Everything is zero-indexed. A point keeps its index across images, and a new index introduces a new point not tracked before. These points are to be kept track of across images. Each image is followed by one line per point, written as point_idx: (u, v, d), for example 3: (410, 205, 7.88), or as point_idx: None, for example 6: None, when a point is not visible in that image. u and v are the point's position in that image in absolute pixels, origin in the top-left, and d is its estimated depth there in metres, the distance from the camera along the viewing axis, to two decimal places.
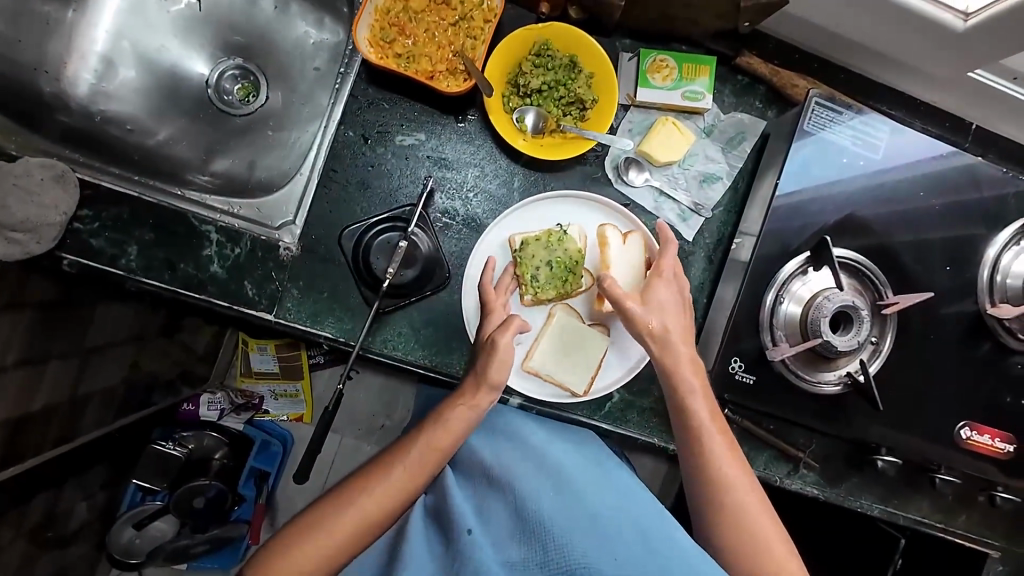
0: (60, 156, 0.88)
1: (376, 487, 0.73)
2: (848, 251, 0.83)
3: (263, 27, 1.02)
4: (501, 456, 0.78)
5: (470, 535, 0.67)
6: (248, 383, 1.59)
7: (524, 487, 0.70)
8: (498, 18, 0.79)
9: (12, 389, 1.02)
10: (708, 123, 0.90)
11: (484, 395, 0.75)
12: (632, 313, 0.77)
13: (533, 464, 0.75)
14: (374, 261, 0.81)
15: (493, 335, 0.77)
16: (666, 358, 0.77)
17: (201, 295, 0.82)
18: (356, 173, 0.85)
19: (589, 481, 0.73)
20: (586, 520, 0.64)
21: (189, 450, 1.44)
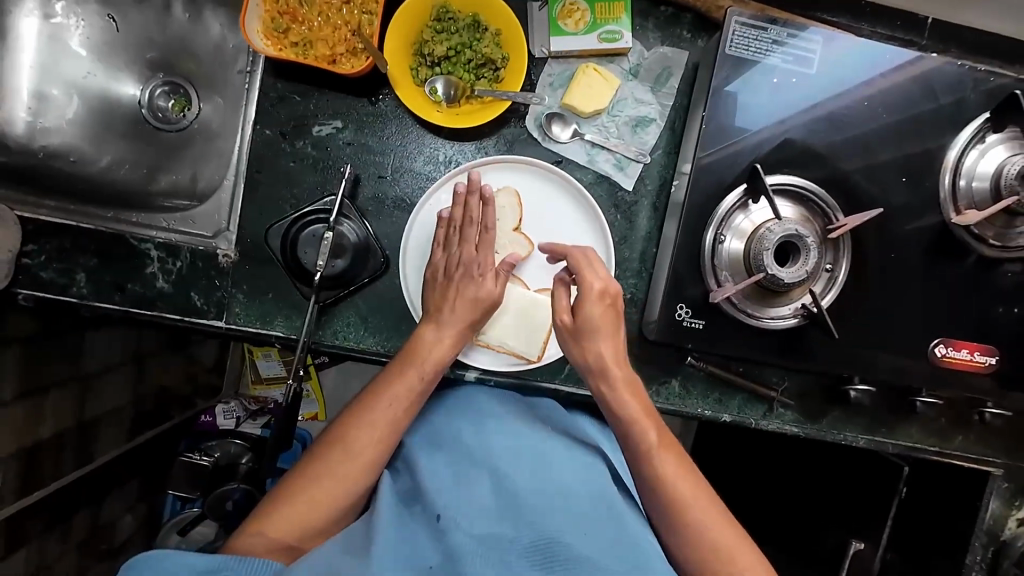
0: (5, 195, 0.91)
1: (363, 431, 0.72)
2: (791, 177, 0.78)
3: (180, 37, 1.02)
4: (481, 436, 0.78)
5: (439, 520, 0.68)
6: (261, 390, 1.78)
7: (501, 475, 0.73)
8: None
9: (15, 420, 1.10)
10: (633, 63, 0.85)
11: (449, 320, 0.77)
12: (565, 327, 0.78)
13: (509, 442, 0.77)
14: (302, 255, 0.80)
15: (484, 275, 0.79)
16: (620, 412, 0.75)
17: (152, 312, 0.84)
18: (280, 171, 0.84)
19: (561, 458, 0.77)
20: (561, 508, 0.70)
21: (215, 458, 1.51)
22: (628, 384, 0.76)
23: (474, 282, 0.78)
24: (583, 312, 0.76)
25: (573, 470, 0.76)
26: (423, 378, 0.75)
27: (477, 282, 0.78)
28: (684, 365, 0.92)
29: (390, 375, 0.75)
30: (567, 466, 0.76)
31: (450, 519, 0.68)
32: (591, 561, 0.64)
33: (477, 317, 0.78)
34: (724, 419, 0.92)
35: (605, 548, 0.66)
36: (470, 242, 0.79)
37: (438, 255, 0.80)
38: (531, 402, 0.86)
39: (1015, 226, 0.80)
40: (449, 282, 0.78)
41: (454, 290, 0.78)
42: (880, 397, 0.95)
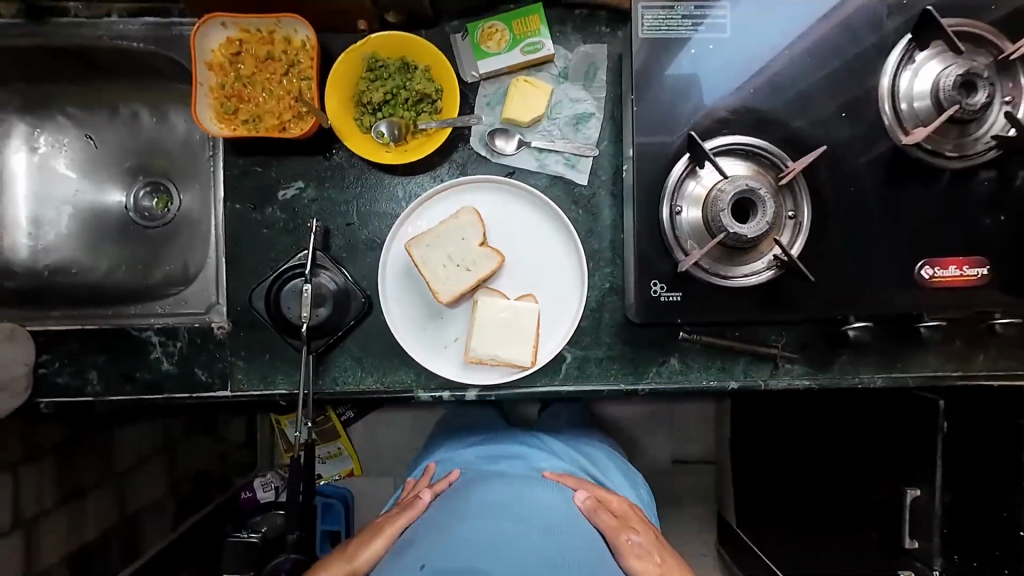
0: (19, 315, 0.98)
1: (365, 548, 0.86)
2: (733, 136, 0.79)
3: (151, 139, 1.09)
4: (470, 487, 0.87)
5: (422, 568, 0.73)
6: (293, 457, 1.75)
7: (476, 514, 0.79)
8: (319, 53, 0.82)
9: (60, 527, 1.14)
10: (561, 67, 0.89)
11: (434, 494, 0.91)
12: (593, 512, 0.87)
13: (483, 488, 0.85)
14: (287, 310, 0.84)
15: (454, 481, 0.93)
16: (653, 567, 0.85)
17: (163, 394, 0.89)
18: (257, 239, 0.89)
19: (533, 493, 0.86)
20: (535, 544, 0.75)
21: (262, 533, 1.50)
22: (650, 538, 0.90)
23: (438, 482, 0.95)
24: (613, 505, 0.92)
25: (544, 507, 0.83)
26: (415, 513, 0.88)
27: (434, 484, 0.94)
28: (678, 341, 0.91)
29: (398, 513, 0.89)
30: (538, 507, 0.83)
31: (431, 566, 0.72)
32: None
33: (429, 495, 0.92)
34: (731, 386, 0.91)
35: None
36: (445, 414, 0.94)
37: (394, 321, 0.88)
38: (521, 454, 0.97)
39: (970, 134, 0.79)
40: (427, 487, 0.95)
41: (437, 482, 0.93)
42: (887, 332, 0.93)
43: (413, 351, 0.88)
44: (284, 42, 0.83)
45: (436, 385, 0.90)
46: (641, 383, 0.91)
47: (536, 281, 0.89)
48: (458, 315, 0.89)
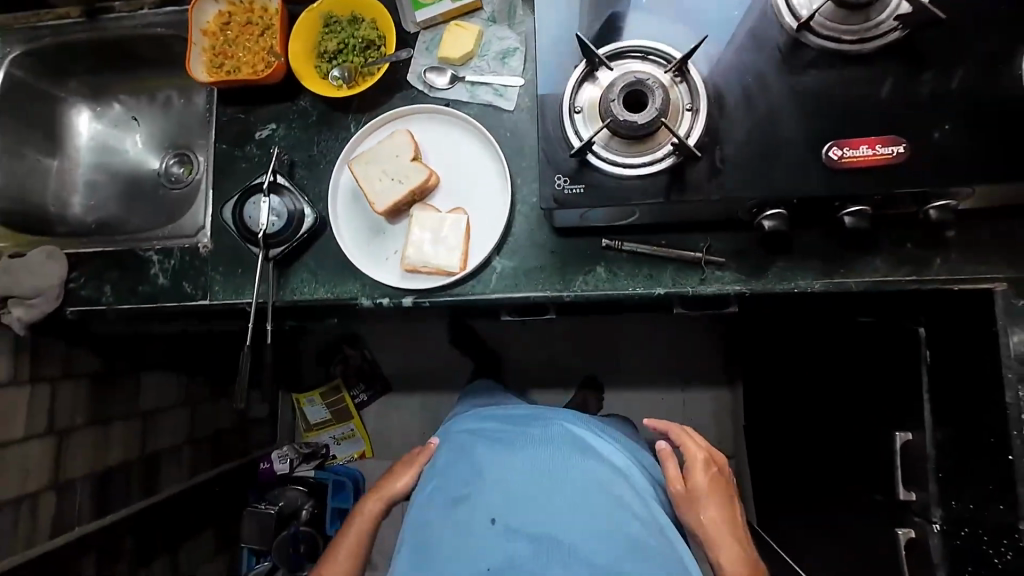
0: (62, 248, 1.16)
1: (373, 501, 1.09)
2: (627, 41, 0.85)
3: (181, 118, 1.34)
4: (518, 446, 0.96)
5: (494, 524, 0.86)
6: (313, 436, 2.07)
7: (529, 481, 0.90)
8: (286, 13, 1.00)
9: (89, 445, 1.32)
10: (489, 13, 1.01)
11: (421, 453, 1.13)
12: (670, 465, 1.04)
13: (540, 452, 0.95)
14: (250, 221, 0.97)
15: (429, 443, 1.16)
16: (704, 518, 1.01)
17: (158, 303, 1.05)
18: (237, 173, 1.06)
19: (575, 462, 0.94)
20: (585, 506, 0.88)
21: (279, 506, 1.78)
22: (716, 482, 1.05)
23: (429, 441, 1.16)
24: (689, 452, 1.07)
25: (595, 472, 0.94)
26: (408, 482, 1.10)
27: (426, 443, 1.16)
28: (603, 250, 0.95)
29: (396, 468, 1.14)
30: (590, 468, 0.94)
31: (504, 524, 0.86)
32: (602, 562, 0.83)
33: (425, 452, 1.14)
34: (658, 293, 0.93)
35: (612, 548, 0.85)
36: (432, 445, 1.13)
37: (343, 237, 0.99)
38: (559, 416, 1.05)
39: (868, 19, 0.80)
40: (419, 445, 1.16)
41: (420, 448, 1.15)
42: (824, 237, 0.91)
43: (358, 262, 0.99)
44: (261, 10, 1.03)
45: (377, 294, 0.99)
46: (568, 290, 0.95)
47: (467, 195, 0.98)
48: (399, 229, 0.99)
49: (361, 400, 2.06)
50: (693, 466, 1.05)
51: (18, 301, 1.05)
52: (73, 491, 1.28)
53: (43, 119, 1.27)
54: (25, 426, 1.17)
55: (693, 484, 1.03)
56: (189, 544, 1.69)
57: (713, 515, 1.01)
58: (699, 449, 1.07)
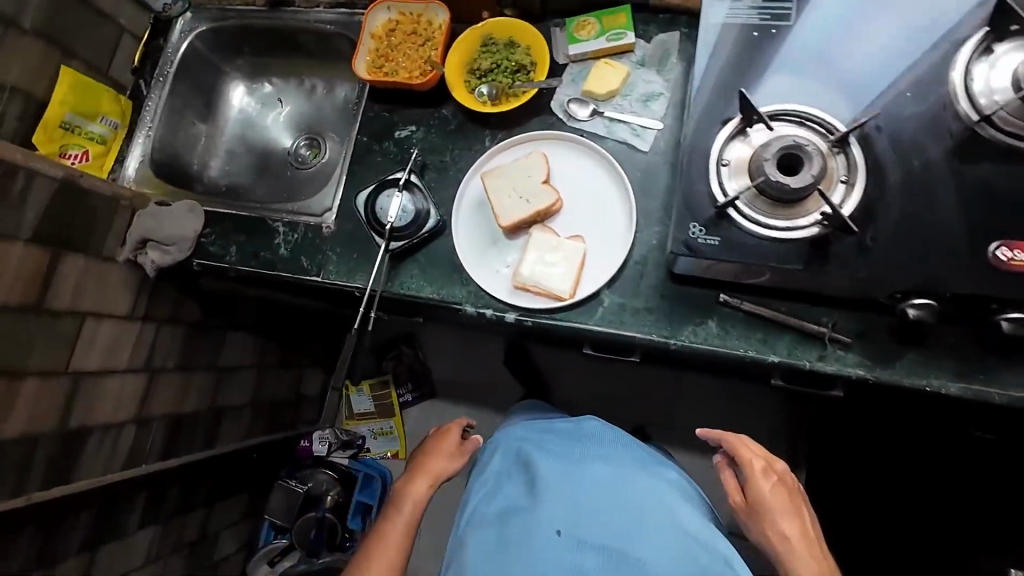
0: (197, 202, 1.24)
1: (409, 499, 1.04)
2: (787, 103, 0.84)
3: (318, 107, 1.43)
4: (576, 459, 0.91)
5: (560, 534, 0.79)
6: (353, 424, 2.06)
7: (596, 497, 0.84)
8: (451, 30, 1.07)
9: (171, 389, 1.39)
10: (639, 56, 1.04)
11: (449, 439, 1.11)
12: (727, 475, 1.02)
13: (598, 465, 0.90)
14: (380, 213, 1.03)
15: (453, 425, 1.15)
16: (779, 533, 0.92)
17: (275, 271, 1.12)
18: (371, 165, 1.13)
19: (638, 481, 0.89)
20: (654, 527, 0.81)
21: (307, 487, 1.81)
22: (777, 482, 0.96)
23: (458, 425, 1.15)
24: (745, 457, 0.98)
25: (655, 490, 0.89)
26: (440, 470, 1.07)
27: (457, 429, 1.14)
28: (718, 305, 0.92)
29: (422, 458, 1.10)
30: (651, 488, 0.88)
31: (569, 537, 0.79)
32: None
33: (462, 445, 1.11)
34: (769, 361, 0.89)
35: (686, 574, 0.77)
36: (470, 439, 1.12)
37: (461, 245, 1.03)
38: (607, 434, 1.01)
39: None
40: (445, 429, 1.14)
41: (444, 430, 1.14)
42: (965, 337, 0.85)
43: (470, 270, 1.02)
44: (427, 23, 1.11)
45: (481, 303, 1.01)
46: (674, 338, 0.93)
47: (586, 225, 0.99)
48: (513, 247, 1.01)
49: (407, 399, 2.05)
50: (750, 480, 0.97)
51: (155, 245, 1.15)
52: (150, 429, 1.35)
53: (205, 88, 1.40)
54: (128, 360, 1.24)
55: (756, 496, 0.95)
56: (226, 505, 1.73)
57: (785, 528, 0.92)
58: (752, 453, 0.98)
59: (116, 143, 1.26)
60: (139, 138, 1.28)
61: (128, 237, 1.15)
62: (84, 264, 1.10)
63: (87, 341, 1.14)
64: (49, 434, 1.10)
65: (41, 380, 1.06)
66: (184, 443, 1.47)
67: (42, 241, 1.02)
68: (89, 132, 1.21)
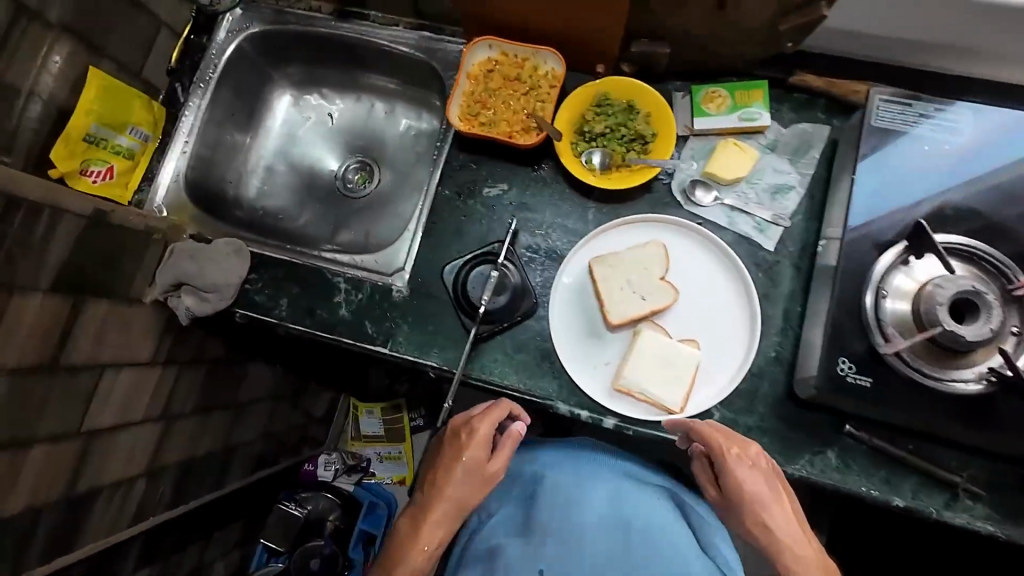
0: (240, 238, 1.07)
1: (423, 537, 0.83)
2: (956, 236, 0.77)
3: (373, 127, 1.27)
4: (574, 486, 0.93)
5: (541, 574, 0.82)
6: (357, 446, 1.79)
7: (586, 527, 0.86)
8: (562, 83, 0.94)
9: (186, 434, 1.24)
10: (771, 139, 0.94)
11: (473, 448, 0.85)
12: (697, 465, 0.84)
13: (593, 491, 0.92)
14: (471, 291, 0.92)
15: (473, 424, 0.86)
16: (772, 537, 0.74)
17: (333, 335, 0.98)
18: (452, 224, 0.99)
19: (636, 505, 0.91)
20: (645, 558, 0.83)
21: (307, 511, 1.58)
22: (779, 493, 0.77)
23: (485, 424, 0.86)
24: (716, 445, 0.78)
25: (650, 524, 0.88)
26: (462, 488, 0.84)
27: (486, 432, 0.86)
28: (841, 435, 0.85)
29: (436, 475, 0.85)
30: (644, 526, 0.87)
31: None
32: None
33: (497, 448, 0.87)
34: (894, 503, 0.82)
35: None
36: (512, 440, 0.88)
37: (555, 331, 0.92)
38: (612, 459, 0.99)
39: None
40: (470, 433, 0.86)
41: (458, 428, 0.88)
42: None
43: (563, 361, 0.92)
44: (532, 69, 0.97)
45: (575, 402, 0.91)
46: (791, 467, 0.85)
47: (699, 327, 0.90)
48: (614, 342, 0.91)
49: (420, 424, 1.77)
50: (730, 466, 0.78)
51: (192, 290, 0.99)
52: (160, 480, 1.19)
53: (248, 97, 1.21)
54: (144, 410, 1.08)
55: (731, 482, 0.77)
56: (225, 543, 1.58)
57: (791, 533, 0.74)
58: (726, 438, 0.79)
59: (145, 157, 1.08)
60: (172, 152, 1.10)
61: (160, 277, 0.99)
62: (108, 310, 0.93)
63: (104, 395, 0.98)
64: (54, 503, 0.95)
65: (50, 446, 0.91)
66: (194, 489, 1.32)
67: (64, 289, 0.85)
68: (116, 145, 1.02)
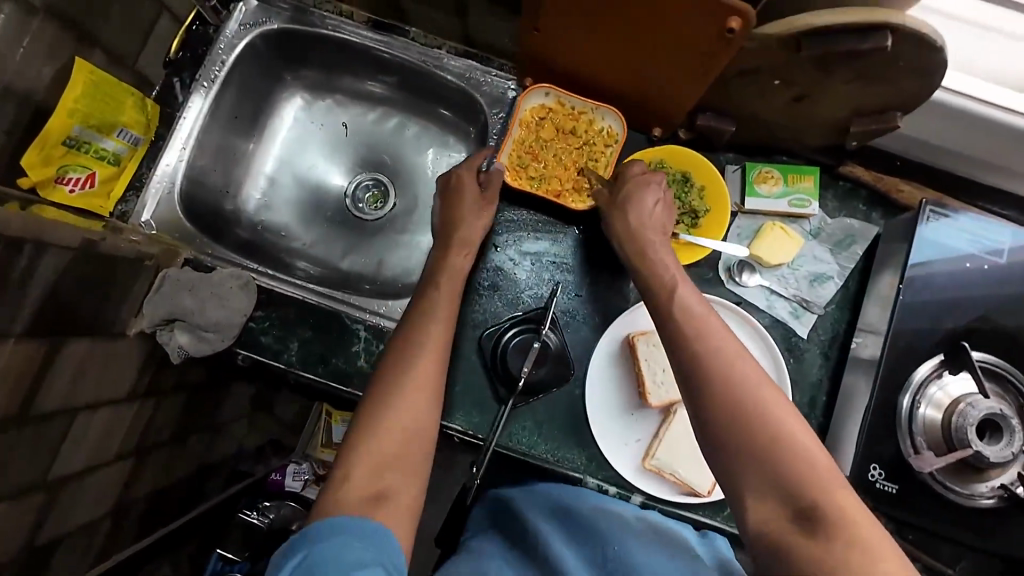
0: (243, 266, 0.95)
1: (392, 406, 0.67)
2: (985, 354, 0.81)
3: (390, 143, 1.15)
4: (561, 523, 0.80)
5: None
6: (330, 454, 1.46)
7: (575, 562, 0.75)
8: (619, 144, 0.91)
9: (158, 465, 1.12)
10: (814, 226, 0.94)
11: (467, 179, 0.87)
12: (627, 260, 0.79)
13: (586, 530, 0.78)
14: (510, 362, 0.87)
15: (458, 174, 0.88)
16: (697, 324, 0.64)
17: (349, 387, 0.91)
18: (486, 278, 0.93)
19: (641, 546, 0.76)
20: None
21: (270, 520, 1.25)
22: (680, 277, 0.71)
23: (470, 174, 0.88)
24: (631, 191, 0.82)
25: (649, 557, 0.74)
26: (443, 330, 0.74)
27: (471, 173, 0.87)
28: None
29: (399, 349, 0.72)
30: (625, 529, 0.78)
31: None
32: None
33: (489, 193, 0.87)
34: None
35: None
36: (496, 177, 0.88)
37: (591, 403, 0.89)
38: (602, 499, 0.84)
39: None
40: (460, 182, 0.86)
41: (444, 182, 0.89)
42: None
43: (596, 435, 0.89)
44: (587, 123, 0.92)
45: (603, 476, 0.89)
46: None
47: None
48: (647, 421, 0.90)
49: None
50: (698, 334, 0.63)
51: (188, 325, 0.88)
52: (128, 516, 1.07)
53: (255, 99, 1.07)
54: (119, 446, 0.97)
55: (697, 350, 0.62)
56: None
57: (789, 428, 0.56)
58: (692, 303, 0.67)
59: (133, 163, 0.93)
60: (165, 158, 0.96)
61: (151, 308, 0.87)
62: (88, 348, 0.81)
63: (75, 438, 0.85)
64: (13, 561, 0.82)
65: (12, 502, 0.78)
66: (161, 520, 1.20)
67: (41, 331, 0.72)
68: (99, 149, 0.88)
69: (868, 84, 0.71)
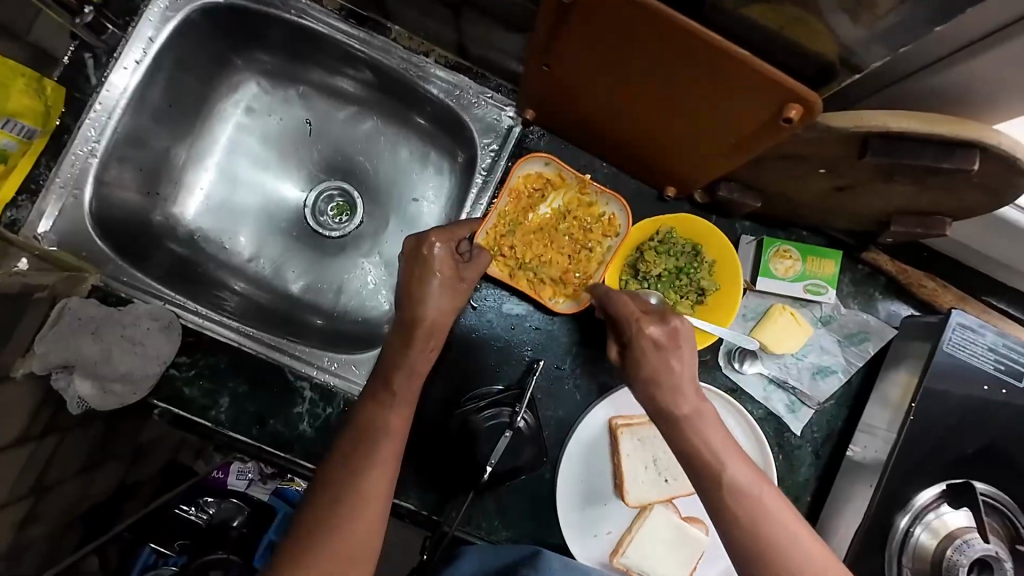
0: (166, 298, 0.80)
1: (348, 515, 0.56)
2: (988, 485, 0.75)
3: (360, 148, 0.96)
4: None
5: None
6: None
7: None
8: (618, 239, 0.82)
9: (64, 501, 0.87)
10: (826, 313, 0.85)
11: (441, 255, 0.67)
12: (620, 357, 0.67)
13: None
14: (476, 447, 0.74)
15: (430, 249, 0.67)
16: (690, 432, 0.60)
17: (288, 454, 0.78)
18: (459, 339, 0.82)
19: None
20: None
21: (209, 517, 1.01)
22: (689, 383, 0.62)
23: (446, 243, 0.68)
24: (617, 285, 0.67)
25: None
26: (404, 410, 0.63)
27: (449, 249, 0.69)
28: None
29: (354, 439, 0.60)
30: None
31: None
32: None
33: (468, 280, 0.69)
34: None
35: None
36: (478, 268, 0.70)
37: (562, 493, 0.80)
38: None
39: None
40: (432, 253, 0.67)
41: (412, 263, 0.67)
42: None
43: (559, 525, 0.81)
44: (586, 206, 0.82)
45: None
46: None
47: None
48: (619, 514, 0.82)
49: None
50: (692, 430, 0.60)
51: (90, 374, 0.73)
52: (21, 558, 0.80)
53: (195, 84, 0.88)
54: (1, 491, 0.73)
55: (696, 453, 0.59)
56: None
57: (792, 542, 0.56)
58: (683, 395, 0.60)
59: (26, 160, 0.76)
60: (70, 154, 0.78)
61: (43, 351, 0.71)
62: None
63: None
64: None
65: None
66: None
67: None
68: None
69: (924, 192, 0.61)
